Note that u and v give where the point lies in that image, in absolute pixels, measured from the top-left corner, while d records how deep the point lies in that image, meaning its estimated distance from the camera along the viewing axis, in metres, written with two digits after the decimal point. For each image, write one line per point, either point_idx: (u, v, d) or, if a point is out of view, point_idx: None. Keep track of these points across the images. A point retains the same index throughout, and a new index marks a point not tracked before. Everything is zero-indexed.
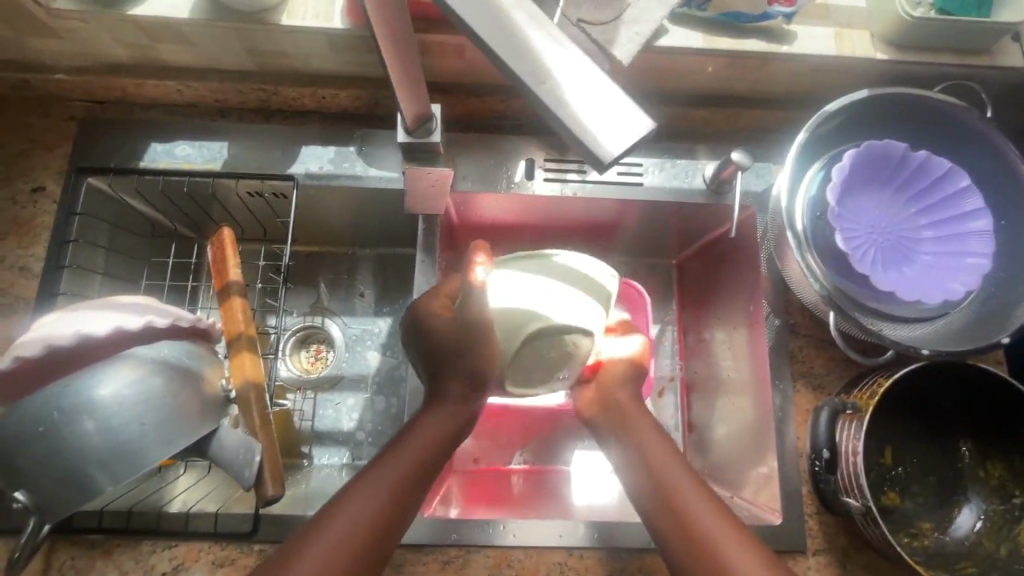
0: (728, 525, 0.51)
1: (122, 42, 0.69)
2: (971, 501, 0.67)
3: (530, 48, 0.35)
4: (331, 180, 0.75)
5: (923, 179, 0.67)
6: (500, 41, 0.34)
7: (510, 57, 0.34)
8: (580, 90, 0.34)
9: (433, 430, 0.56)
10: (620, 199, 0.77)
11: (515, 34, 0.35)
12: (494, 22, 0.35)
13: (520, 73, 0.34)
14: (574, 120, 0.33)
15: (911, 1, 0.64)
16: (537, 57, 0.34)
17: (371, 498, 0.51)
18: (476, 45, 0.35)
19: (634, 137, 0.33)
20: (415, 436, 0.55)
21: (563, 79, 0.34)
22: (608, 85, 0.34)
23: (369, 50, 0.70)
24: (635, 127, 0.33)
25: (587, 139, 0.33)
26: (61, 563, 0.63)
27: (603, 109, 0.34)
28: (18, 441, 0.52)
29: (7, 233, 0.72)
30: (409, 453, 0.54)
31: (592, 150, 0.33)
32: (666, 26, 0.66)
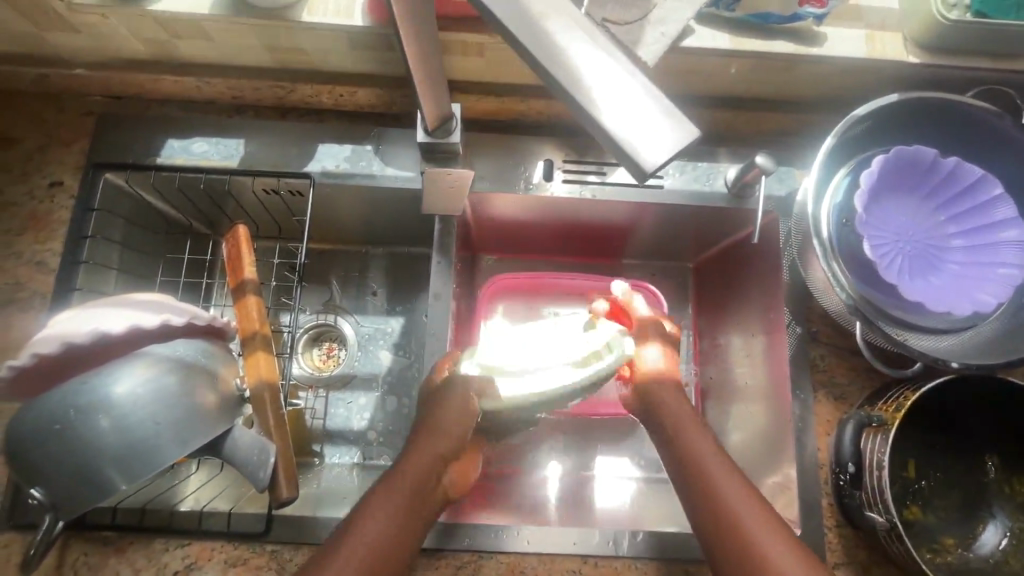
0: (744, 494, 0.53)
1: (141, 38, 0.69)
2: (997, 518, 0.65)
3: (568, 49, 0.34)
4: (347, 178, 0.74)
5: (954, 186, 0.65)
6: (539, 46, 0.34)
7: (553, 64, 0.34)
8: (623, 98, 0.33)
9: (432, 439, 0.58)
10: (640, 202, 0.75)
11: (553, 36, 0.34)
12: (533, 26, 0.34)
13: (562, 80, 0.33)
14: (616, 131, 0.33)
15: (946, 3, 0.62)
16: (579, 65, 0.34)
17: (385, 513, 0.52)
18: (512, 44, 0.34)
19: (675, 142, 0.32)
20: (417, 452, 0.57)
21: (604, 87, 0.33)
22: (652, 93, 0.33)
23: (389, 48, 0.70)
24: (678, 136, 0.33)
25: (630, 150, 0.32)
26: (75, 559, 0.63)
27: (646, 118, 0.33)
28: (37, 438, 0.52)
29: (25, 227, 0.72)
30: (411, 467, 0.55)
31: (635, 162, 0.32)
32: (693, 26, 0.64)
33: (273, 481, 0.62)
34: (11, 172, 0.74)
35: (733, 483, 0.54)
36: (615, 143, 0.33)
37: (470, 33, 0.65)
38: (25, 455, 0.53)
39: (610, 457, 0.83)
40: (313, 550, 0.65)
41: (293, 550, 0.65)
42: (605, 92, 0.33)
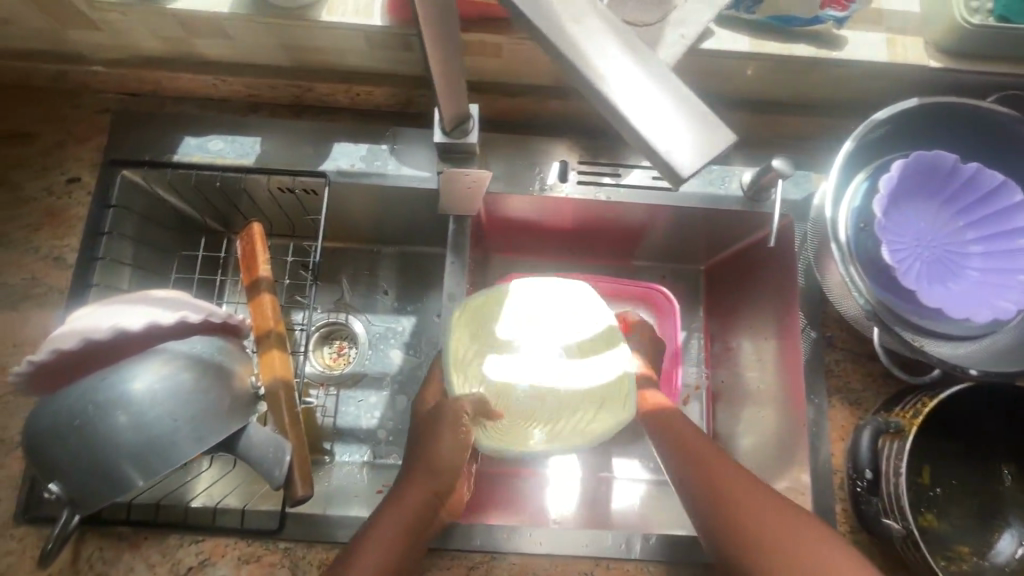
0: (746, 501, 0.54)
1: (161, 36, 0.69)
2: (1012, 527, 0.64)
3: (599, 50, 0.33)
4: (362, 178, 0.74)
5: (973, 192, 0.65)
6: (573, 49, 0.33)
7: (587, 67, 0.33)
8: (658, 102, 0.33)
9: (427, 471, 0.59)
10: (654, 204, 0.75)
11: (585, 38, 0.34)
12: (567, 29, 0.34)
13: (597, 83, 0.33)
14: (651, 134, 0.32)
15: (968, 7, 0.62)
16: (614, 68, 0.33)
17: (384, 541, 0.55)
18: (542, 45, 0.34)
19: (708, 145, 0.32)
20: (410, 482, 0.59)
21: (637, 88, 0.33)
22: (688, 98, 0.33)
23: (406, 48, 0.70)
24: (714, 142, 0.32)
25: (666, 155, 0.32)
26: (90, 553, 0.64)
27: (683, 123, 0.32)
28: (56, 433, 0.52)
29: (43, 223, 0.73)
30: (408, 495, 0.58)
31: (670, 167, 0.32)
32: (713, 29, 0.64)
33: (288, 479, 0.63)
34: (29, 168, 0.74)
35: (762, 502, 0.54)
36: (649, 147, 0.32)
37: (488, 33, 0.65)
38: (43, 450, 0.53)
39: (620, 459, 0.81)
40: (326, 548, 0.65)
41: (306, 548, 0.65)
42: (641, 96, 0.33)
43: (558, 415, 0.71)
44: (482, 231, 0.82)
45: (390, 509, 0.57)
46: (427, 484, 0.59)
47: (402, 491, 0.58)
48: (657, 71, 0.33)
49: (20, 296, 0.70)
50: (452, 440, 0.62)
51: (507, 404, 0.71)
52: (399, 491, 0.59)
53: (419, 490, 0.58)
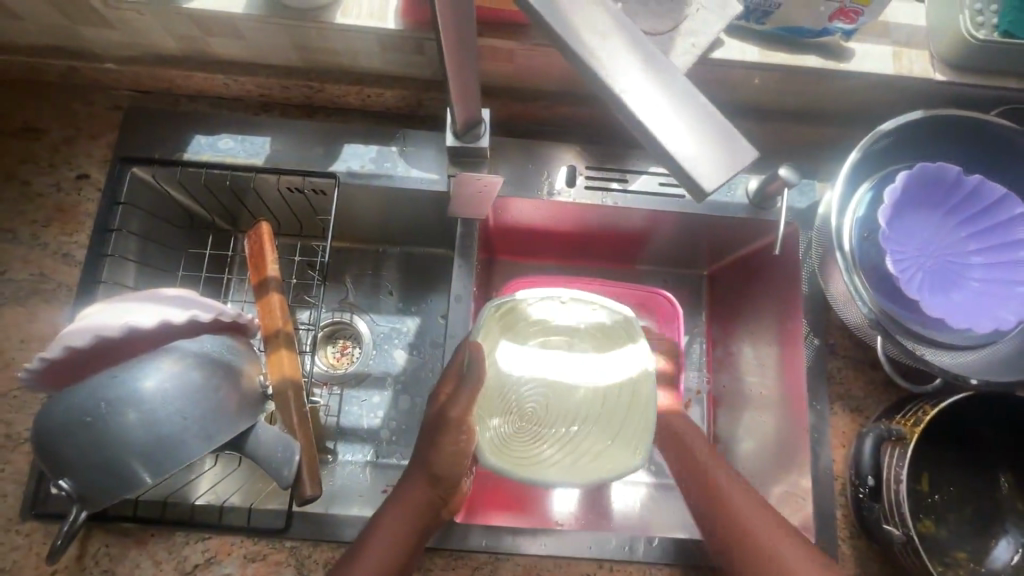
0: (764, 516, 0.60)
1: (175, 35, 0.70)
2: (1009, 533, 0.65)
3: (619, 60, 0.34)
4: (372, 179, 0.75)
5: (975, 204, 0.66)
6: (599, 62, 0.34)
7: (614, 80, 0.34)
8: (682, 117, 0.33)
9: (430, 476, 0.58)
10: (660, 210, 0.76)
11: (607, 47, 0.34)
12: (594, 42, 0.34)
13: (623, 96, 0.34)
14: (676, 148, 0.33)
15: (975, 21, 0.62)
16: (638, 82, 0.34)
17: (383, 546, 0.56)
18: (563, 51, 0.35)
19: (727, 158, 0.33)
20: (407, 488, 0.59)
21: (657, 99, 0.34)
22: (712, 113, 0.34)
23: (419, 51, 0.70)
24: (737, 157, 0.33)
25: (691, 169, 0.32)
26: (96, 549, 0.64)
27: (707, 138, 0.33)
28: (66, 429, 0.53)
29: (52, 219, 0.73)
30: (404, 501, 0.58)
31: (695, 180, 0.32)
32: (723, 39, 0.65)
33: (296, 478, 0.63)
34: (38, 164, 0.74)
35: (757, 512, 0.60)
36: (676, 162, 0.33)
37: (501, 39, 0.66)
38: (54, 446, 0.53)
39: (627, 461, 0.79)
40: (332, 548, 0.65)
41: (312, 547, 0.65)
42: (665, 110, 0.33)
43: (576, 439, 0.62)
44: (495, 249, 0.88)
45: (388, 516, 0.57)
46: (426, 491, 0.59)
47: (398, 497, 0.58)
48: (681, 87, 0.34)
49: (28, 292, 0.71)
50: (461, 440, 0.57)
51: (523, 424, 0.63)
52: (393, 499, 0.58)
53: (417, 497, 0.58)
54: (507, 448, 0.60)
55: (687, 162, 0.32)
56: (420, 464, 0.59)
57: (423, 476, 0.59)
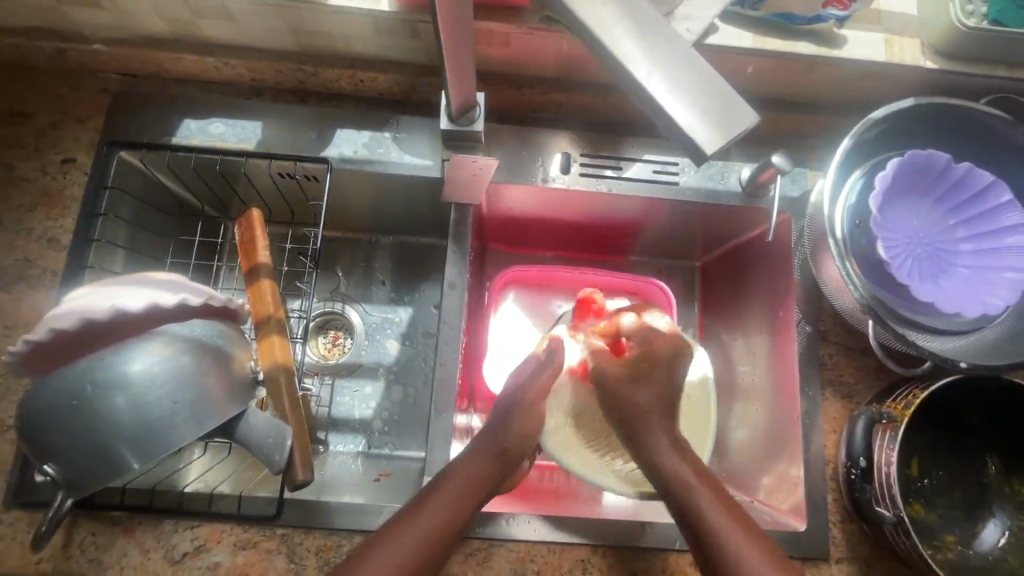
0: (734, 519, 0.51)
1: (165, 15, 0.69)
2: (997, 517, 0.66)
3: (625, 32, 0.35)
4: (365, 164, 0.74)
5: (965, 191, 0.67)
6: (604, 35, 0.35)
7: (617, 51, 0.35)
8: (685, 86, 0.35)
9: (497, 450, 0.56)
10: (655, 197, 0.76)
11: (613, 19, 0.35)
12: (600, 14, 0.35)
13: (626, 66, 0.35)
14: (679, 115, 0.34)
15: (965, 9, 0.63)
16: (639, 53, 0.35)
17: (418, 534, 0.50)
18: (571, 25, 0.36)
19: (730, 127, 0.34)
20: (456, 478, 0.54)
21: (661, 69, 0.35)
22: (713, 81, 0.35)
23: (413, 35, 0.70)
24: (739, 124, 0.34)
25: (693, 137, 0.34)
26: (82, 539, 0.63)
27: (708, 106, 0.34)
28: (52, 412, 0.52)
29: (37, 203, 0.72)
30: (460, 483, 0.54)
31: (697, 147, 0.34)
32: (718, 25, 0.65)
33: (288, 464, 0.63)
34: (23, 148, 0.73)
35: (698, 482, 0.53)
36: (679, 129, 0.34)
37: (497, 22, 0.65)
38: (39, 429, 0.52)
39: None
40: (324, 535, 0.65)
41: (304, 534, 0.65)
42: (665, 80, 0.35)
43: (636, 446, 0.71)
44: (470, 394, 0.81)
45: (421, 513, 0.52)
46: (490, 466, 0.55)
47: (441, 490, 0.53)
48: (683, 57, 0.35)
49: (12, 278, 0.69)
50: (530, 421, 0.59)
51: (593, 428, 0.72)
52: (434, 490, 0.53)
53: (469, 489, 0.53)
54: (575, 443, 0.71)
55: (689, 130, 0.33)
56: (489, 439, 0.57)
57: (487, 464, 0.55)
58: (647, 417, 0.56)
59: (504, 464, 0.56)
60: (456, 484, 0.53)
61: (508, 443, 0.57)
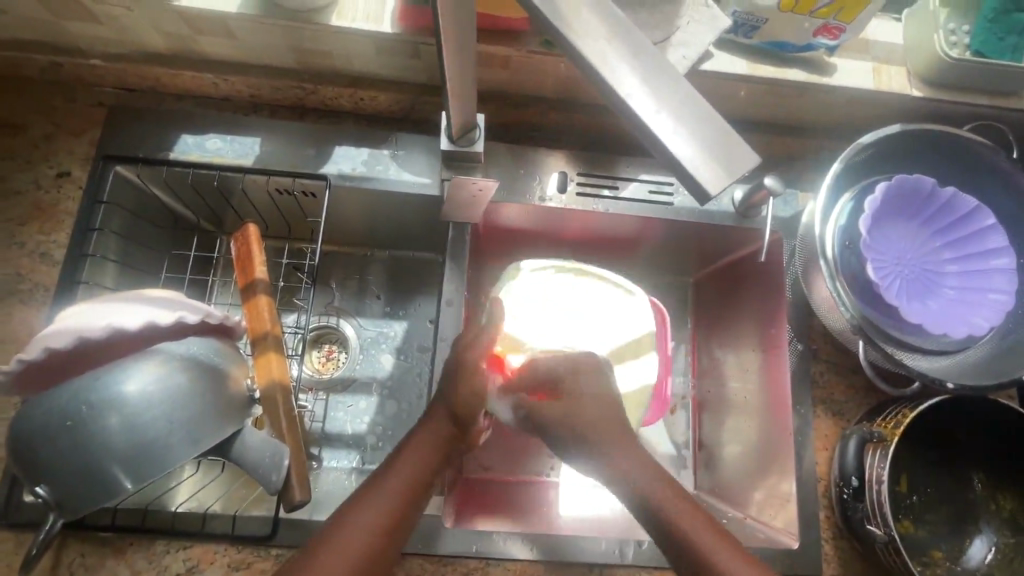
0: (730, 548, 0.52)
1: (165, 32, 0.69)
2: (984, 533, 0.68)
3: (623, 63, 0.35)
4: (363, 182, 0.74)
5: (949, 215, 0.69)
6: (608, 70, 0.35)
7: (621, 86, 0.35)
8: (687, 124, 0.34)
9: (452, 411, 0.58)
10: (649, 217, 0.77)
11: (611, 50, 0.35)
12: (604, 49, 0.35)
13: (631, 101, 0.34)
14: (682, 154, 0.34)
15: (948, 40, 0.66)
16: (643, 87, 0.35)
17: (369, 522, 0.51)
18: (571, 54, 0.35)
19: (733, 166, 0.34)
20: (414, 449, 0.56)
21: (662, 103, 0.34)
22: (716, 118, 0.34)
23: (414, 55, 0.70)
24: (740, 163, 0.34)
25: (697, 175, 0.33)
26: (70, 561, 0.62)
27: (711, 145, 0.34)
28: (45, 431, 0.51)
29: (28, 217, 0.71)
30: (416, 455, 0.55)
31: (701, 185, 0.34)
32: (713, 51, 0.67)
33: (285, 483, 0.62)
34: (17, 161, 0.72)
35: (644, 469, 0.55)
36: (681, 166, 0.34)
37: (498, 45, 0.66)
38: (32, 451, 0.51)
39: None
40: None
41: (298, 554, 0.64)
42: (668, 116, 0.34)
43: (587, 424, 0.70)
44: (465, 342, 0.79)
45: (376, 490, 0.53)
46: (446, 426, 0.57)
47: (397, 466, 0.55)
48: (684, 94, 0.35)
49: (4, 293, 0.68)
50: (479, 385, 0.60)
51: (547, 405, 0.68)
52: (388, 470, 0.55)
53: (429, 454, 0.56)
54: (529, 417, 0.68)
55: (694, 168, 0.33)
56: (445, 417, 0.58)
57: (443, 426, 0.57)
58: (586, 428, 0.56)
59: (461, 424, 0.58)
60: (415, 455, 0.55)
61: (459, 407, 0.58)
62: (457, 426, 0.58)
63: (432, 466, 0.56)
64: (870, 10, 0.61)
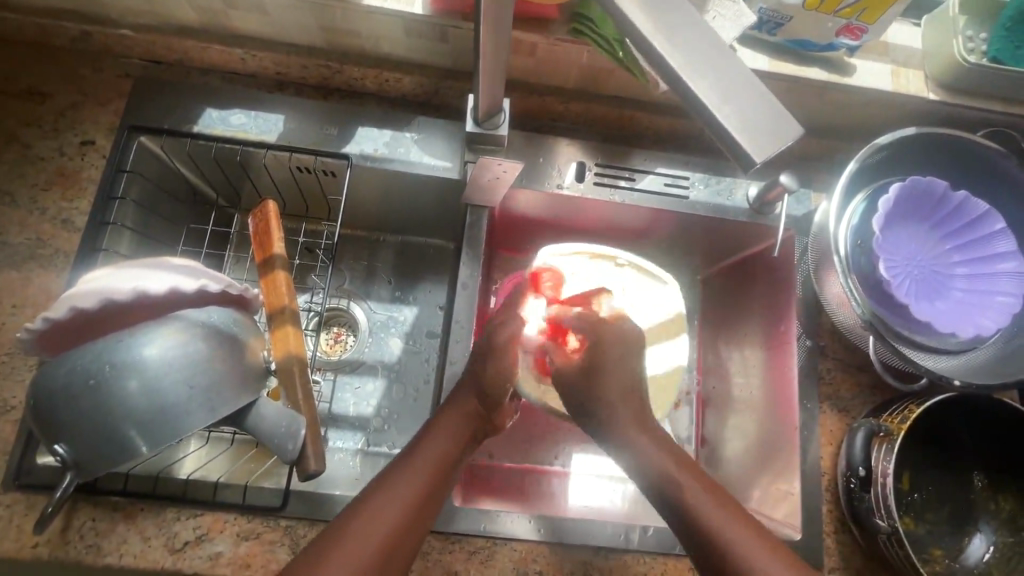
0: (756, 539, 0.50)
1: (196, 5, 0.70)
2: (983, 532, 0.69)
3: (680, 39, 0.36)
4: (384, 163, 0.75)
5: (960, 218, 0.70)
6: (664, 47, 0.35)
7: (674, 61, 0.35)
8: (736, 100, 0.36)
9: (478, 391, 0.59)
10: (664, 209, 0.78)
11: (669, 25, 0.36)
12: (661, 25, 0.36)
13: (684, 76, 0.35)
14: (734, 130, 0.36)
15: (966, 46, 0.67)
16: (697, 63, 0.36)
17: (397, 499, 0.51)
18: (629, 32, 0.36)
19: (779, 141, 0.36)
20: (441, 428, 0.56)
21: (716, 78, 0.36)
22: (765, 95, 0.36)
23: (442, 39, 0.71)
24: (783, 139, 0.36)
25: (746, 149, 0.36)
26: (81, 524, 0.62)
27: (759, 121, 0.36)
28: (65, 391, 0.51)
29: (52, 183, 0.71)
30: (446, 432, 0.56)
31: (748, 156, 0.36)
32: (736, 46, 0.68)
33: (300, 454, 0.62)
34: (41, 127, 0.73)
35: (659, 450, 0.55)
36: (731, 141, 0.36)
37: (527, 32, 0.67)
38: (51, 411, 0.52)
39: (596, 457, 0.82)
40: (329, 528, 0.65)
41: (307, 526, 0.65)
42: (721, 92, 0.36)
43: None
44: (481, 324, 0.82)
45: (400, 476, 0.52)
46: (473, 405, 0.58)
47: (421, 449, 0.55)
48: (735, 70, 0.36)
49: (22, 257, 0.69)
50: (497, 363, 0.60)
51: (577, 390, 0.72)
52: (415, 449, 0.55)
53: (456, 434, 0.56)
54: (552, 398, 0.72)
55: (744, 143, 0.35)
56: (465, 402, 0.59)
57: (471, 407, 0.58)
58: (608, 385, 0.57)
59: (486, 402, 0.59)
60: (441, 433, 0.56)
61: (487, 384, 0.59)
62: (484, 406, 0.59)
63: (462, 443, 0.56)
64: (892, 12, 0.63)
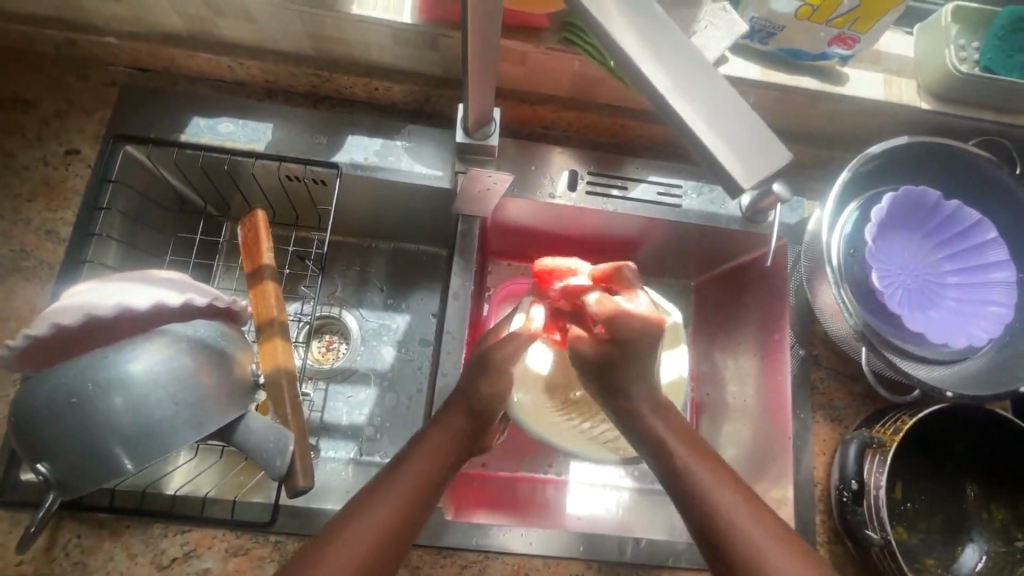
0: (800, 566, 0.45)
1: (182, 13, 0.69)
2: (976, 542, 0.69)
3: (665, 62, 0.35)
4: (375, 172, 0.74)
5: (951, 227, 0.70)
6: (649, 70, 0.35)
7: (660, 82, 0.35)
8: (724, 122, 0.35)
9: (468, 406, 0.57)
10: (658, 217, 0.77)
11: (655, 48, 0.35)
12: (646, 48, 0.35)
13: (670, 97, 0.35)
14: (721, 153, 0.35)
15: (958, 55, 0.67)
16: (683, 87, 0.35)
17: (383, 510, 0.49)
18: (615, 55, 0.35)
19: (767, 165, 0.36)
20: (429, 439, 0.55)
21: (702, 100, 0.35)
22: (753, 118, 0.36)
23: (432, 47, 0.71)
24: (772, 163, 0.36)
25: (733, 172, 0.35)
26: (66, 541, 0.61)
27: (747, 147, 0.36)
28: (49, 409, 0.50)
29: (36, 194, 0.70)
30: (433, 442, 0.54)
31: (736, 181, 0.35)
32: (728, 56, 0.68)
33: (289, 470, 0.61)
34: (24, 137, 0.72)
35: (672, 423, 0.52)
36: (719, 165, 0.35)
37: (517, 42, 0.67)
38: (34, 430, 0.51)
39: (590, 466, 0.81)
40: None
41: (297, 542, 0.64)
42: (707, 115, 0.35)
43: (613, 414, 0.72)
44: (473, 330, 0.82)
45: (388, 487, 0.51)
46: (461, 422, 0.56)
47: (409, 460, 0.53)
48: (722, 93, 0.36)
49: (6, 269, 0.68)
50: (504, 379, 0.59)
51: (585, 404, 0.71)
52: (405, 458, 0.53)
53: (442, 448, 0.54)
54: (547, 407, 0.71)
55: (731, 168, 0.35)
56: (460, 415, 0.57)
57: (459, 423, 0.56)
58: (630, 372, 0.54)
59: (478, 421, 0.57)
60: (430, 444, 0.54)
61: (476, 400, 0.57)
62: (473, 421, 0.56)
63: (449, 459, 0.54)
64: (885, 22, 0.63)
